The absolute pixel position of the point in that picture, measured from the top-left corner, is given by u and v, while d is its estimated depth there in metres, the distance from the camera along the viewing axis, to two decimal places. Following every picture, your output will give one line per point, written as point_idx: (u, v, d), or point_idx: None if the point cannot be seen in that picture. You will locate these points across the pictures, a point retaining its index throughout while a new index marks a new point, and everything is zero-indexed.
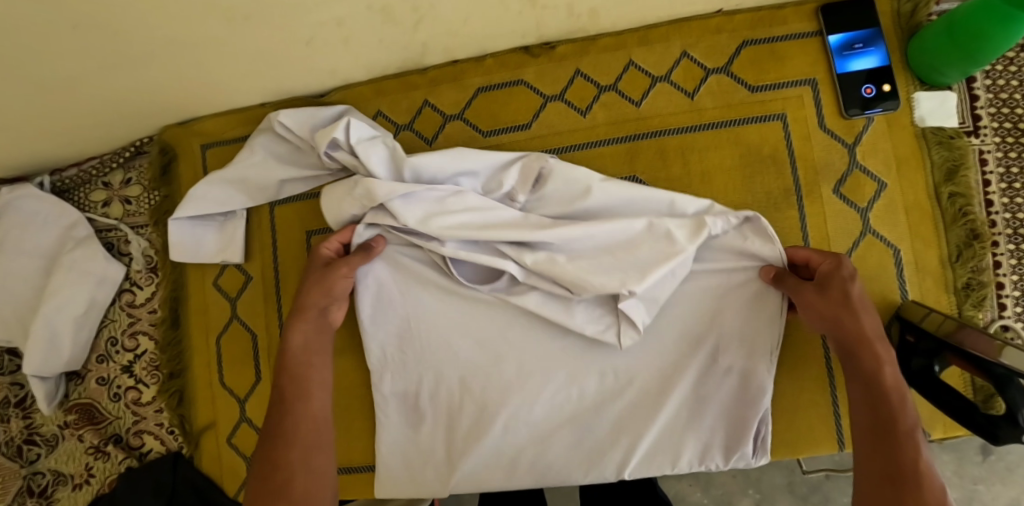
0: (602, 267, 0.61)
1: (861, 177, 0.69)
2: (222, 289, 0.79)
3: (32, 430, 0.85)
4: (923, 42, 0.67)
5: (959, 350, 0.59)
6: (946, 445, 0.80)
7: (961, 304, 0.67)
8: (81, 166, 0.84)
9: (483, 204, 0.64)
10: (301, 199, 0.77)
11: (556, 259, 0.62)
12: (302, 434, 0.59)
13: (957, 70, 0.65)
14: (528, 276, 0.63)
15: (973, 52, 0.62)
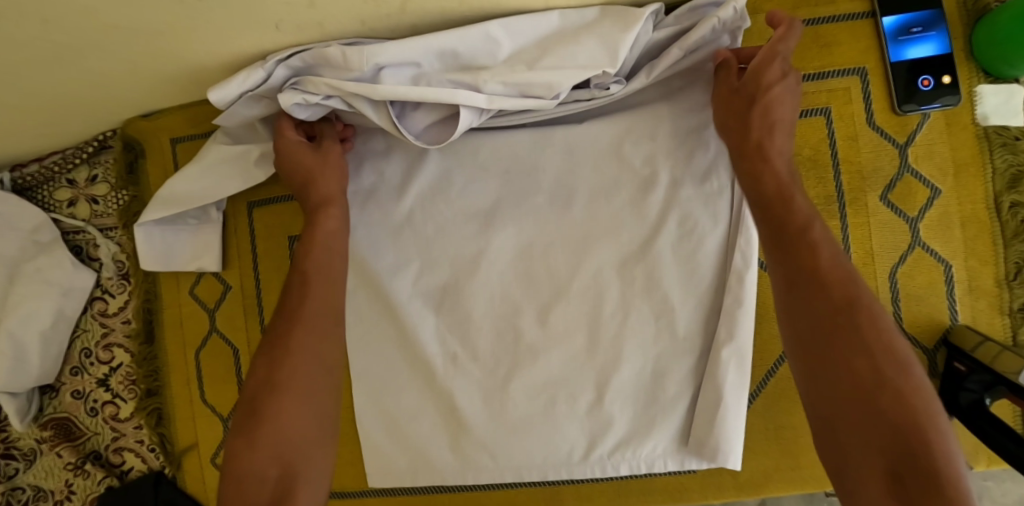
0: (564, 49, 0.58)
1: (913, 183, 0.60)
2: (199, 300, 0.72)
3: (9, 444, 0.80)
4: (994, 25, 0.57)
5: (1013, 383, 0.53)
6: None
7: (1016, 329, 0.60)
8: (41, 162, 0.76)
9: (414, 72, 0.58)
10: (282, 202, 0.70)
11: (518, 67, 0.58)
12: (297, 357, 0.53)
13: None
14: (493, 101, 0.58)
15: None
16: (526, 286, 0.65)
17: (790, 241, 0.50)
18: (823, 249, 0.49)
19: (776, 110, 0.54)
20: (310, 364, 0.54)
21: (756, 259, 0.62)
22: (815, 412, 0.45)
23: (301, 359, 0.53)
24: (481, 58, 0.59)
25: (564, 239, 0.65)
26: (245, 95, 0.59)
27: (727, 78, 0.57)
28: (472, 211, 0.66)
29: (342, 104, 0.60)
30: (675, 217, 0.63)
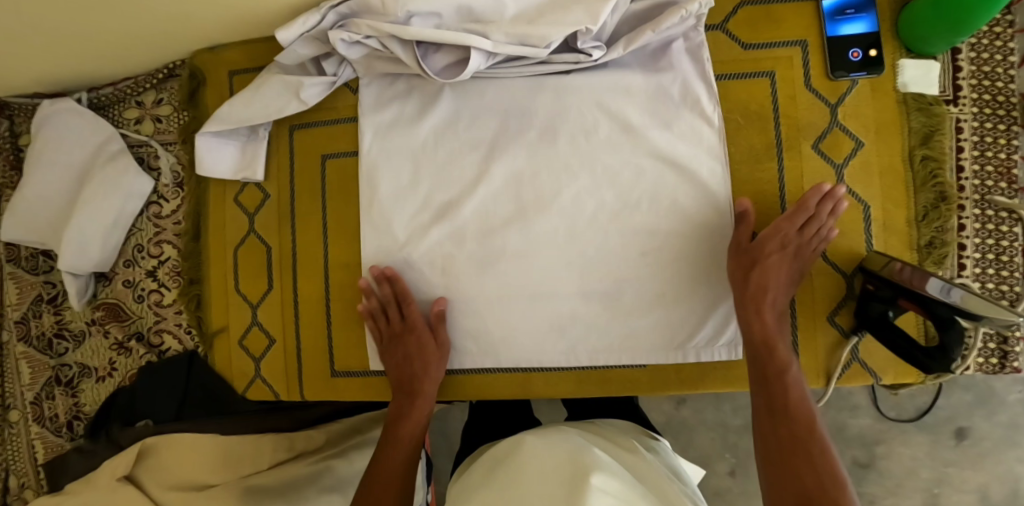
0: (556, 11, 0.70)
1: (841, 135, 0.73)
2: (241, 205, 0.86)
3: (62, 326, 0.94)
4: (913, 12, 0.70)
5: (912, 293, 0.64)
6: (921, 426, 1.03)
7: (922, 261, 0.72)
8: (116, 85, 0.91)
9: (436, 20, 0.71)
10: (319, 125, 0.83)
11: (519, 22, 0.71)
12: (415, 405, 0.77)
13: (943, 39, 0.69)
14: (498, 47, 0.71)
15: (959, 21, 0.65)
16: (515, 207, 0.77)
17: (763, 348, 0.68)
18: (779, 349, 0.68)
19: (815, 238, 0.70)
20: (417, 419, 0.77)
21: (714, 185, 0.74)
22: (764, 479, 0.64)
23: (419, 407, 0.77)
24: (489, 13, 0.71)
25: (550, 167, 0.77)
26: (303, 36, 0.73)
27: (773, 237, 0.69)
28: (475, 141, 0.79)
29: (379, 45, 0.73)
30: (647, 147, 0.75)
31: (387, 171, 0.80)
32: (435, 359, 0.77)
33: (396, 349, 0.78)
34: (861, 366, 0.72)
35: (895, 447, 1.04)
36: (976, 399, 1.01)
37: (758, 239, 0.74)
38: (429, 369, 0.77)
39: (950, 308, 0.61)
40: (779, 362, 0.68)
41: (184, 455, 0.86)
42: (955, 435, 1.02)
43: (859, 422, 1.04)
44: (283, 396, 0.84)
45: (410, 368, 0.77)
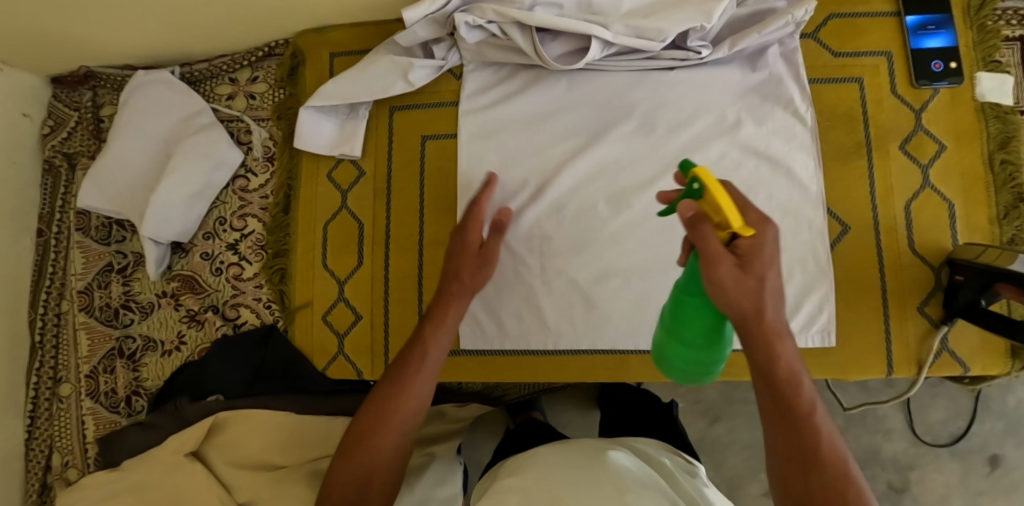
0: (671, 9, 0.74)
1: (925, 139, 0.77)
2: (334, 182, 0.87)
3: (130, 297, 0.92)
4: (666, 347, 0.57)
5: (1004, 273, 0.65)
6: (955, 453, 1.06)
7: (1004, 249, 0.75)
8: (211, 61, 0.93)
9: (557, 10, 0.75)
10: (422, 108, 0.86)
11: (636, 17, 0.75)
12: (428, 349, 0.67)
13: (699, 368, 0.56)
14: (617, 38, 0.75)
15: (688, 342, 0.54)
16: (610, 194, 0.80)
17: (755, 326, 0.51)
18: (803, 386, 0.53)
19: (753, 280, 0.49)
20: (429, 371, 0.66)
21: (806, 179, 0.78)
22: (774, 470, 0.54)
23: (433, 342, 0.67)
24: (607, 6, 0.75)
25: (648, 156, 0.80)
26: (426, 19, 0.77)
27: (727, 265, 0.47)
28: (573, 130, 0.82)
29: (498, 32, 0.77)
30: (742, 141, 0.79)
31: (488, 153, 0.83)
32: (453, 311, 0.69)
33: (483, 253, 0.72)
34: (950, 356, 0.75)
35: (929, 473, 1.07)
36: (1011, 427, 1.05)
37: (850, 231, 0.77)
38: (443, 319, 0.69)
39: None
40: (809, 400, 0.53)
41: (254, 431, 0.83)
42: (989, 464, 1.04)
43: (893, 445, 1.07)
44: (365, 373, 0.83)
45: (443, 314, 0.69)
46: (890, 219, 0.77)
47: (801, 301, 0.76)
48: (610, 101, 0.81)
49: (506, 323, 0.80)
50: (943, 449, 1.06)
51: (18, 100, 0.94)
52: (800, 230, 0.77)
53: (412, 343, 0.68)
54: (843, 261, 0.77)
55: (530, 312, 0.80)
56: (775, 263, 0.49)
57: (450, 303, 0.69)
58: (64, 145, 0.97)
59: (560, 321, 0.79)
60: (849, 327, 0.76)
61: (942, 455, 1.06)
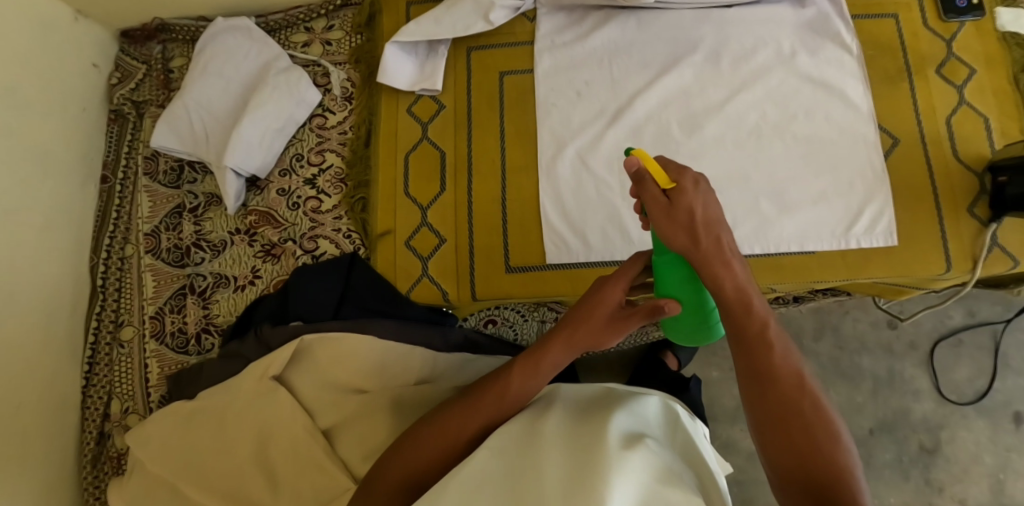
0: None
1: (957, 64, 0.86)
2: (415, 116, 0.90)
3: (201, 236, 0.92)
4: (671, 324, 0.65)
5: None
6: (981, 411, 1.25)
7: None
8: (288, 12, 0.97)
9: None
10: (499, 47, 0.91)
11: None
12: (533, 378, 0.65)
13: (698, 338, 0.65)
14: None
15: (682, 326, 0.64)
16: (682, 118, 0.85)
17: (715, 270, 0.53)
18: (757, 306, 0.54)
19: (705, 232, 0.53)
20: (522, 391, 0.65)
21: (859, 100, 0.85)
22: (753, 419, 0.55)
23: (535, 380, 0.65)
24: None
25: (715, 83, 0.86)
26: None
27: (656, 206, 0.52)
28: (643, 62, 0.87)
29: None
30: (799, 68, 0.86)
31: (564, 84, 0.88)
32: (611, 336, 0.62)
33: (602, 338, 0.62)
34: (1001, 251, 0.82)
35: (958, 432, 1.25)
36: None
37: (899, 143, 0.84)
38: (578, 347, 0.64)
39: None
40: (760, 323, 0.54)
41: (338, 356, 0.82)
42: (1014, 420, 1.24)
43: (923, 406, 1.26)
44: (451, 294, 0.84)
45: (587, 340, 0.63)
46: (936, 131, 0.84)
47: (864, 206, 0.82)
48: (675, 35, 0.88)
49: (590, 238, 0.82)
50: (969, 408, 1.25)
51: (88, 50, 0.96)
52: (857, 144, 0.83)
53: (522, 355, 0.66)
54: (899, 170, 0.83)
55: (613, 228, 0.82)
56: (706, 207, 0.52)
57: (595, 307, 0.61)
58: (133, 93, 0.99)
59: (646, 237, 0.81)
60: (911, 231, 0.82)
61: (967, 412, 1.25)
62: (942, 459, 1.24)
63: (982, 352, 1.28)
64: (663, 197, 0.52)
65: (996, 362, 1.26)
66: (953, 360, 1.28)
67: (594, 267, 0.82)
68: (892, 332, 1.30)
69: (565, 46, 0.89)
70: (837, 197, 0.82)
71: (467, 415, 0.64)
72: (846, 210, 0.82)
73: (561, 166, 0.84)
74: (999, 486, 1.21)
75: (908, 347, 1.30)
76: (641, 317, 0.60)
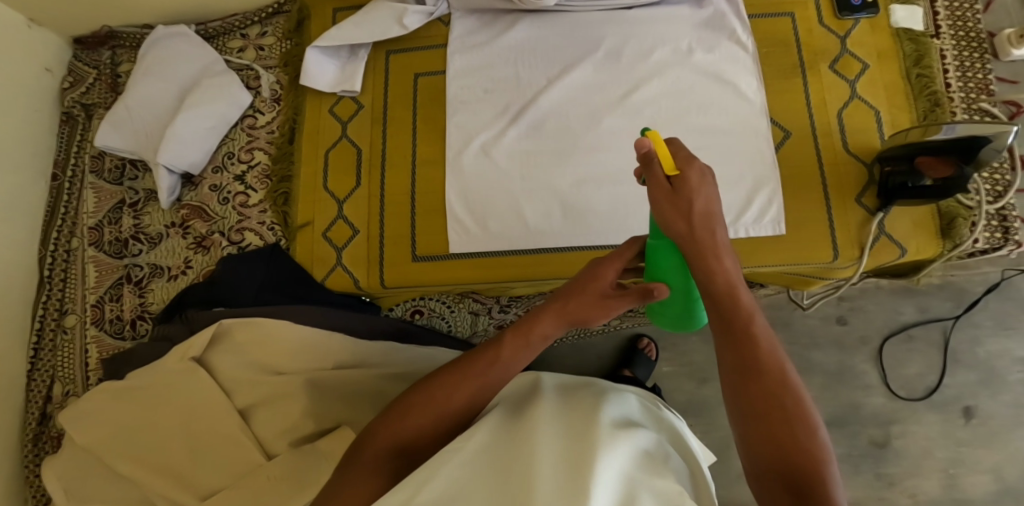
0: None
1: (850, 59, 0.90)
2: (336, 115, 0.96)
3: (139, 229, 0.98)
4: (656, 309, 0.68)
5: (929, 143, 0.76)
6: (932, 406, 1.26)
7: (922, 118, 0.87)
8: (225, 19, 1.04)
9: None
10: (415, 50, 0.96)
11: None
12: (525, 348, 0.63)
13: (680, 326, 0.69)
14: None
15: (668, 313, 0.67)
16: (585, 113, 0.89)
17: (705, 258, 0.54)
18: (745, 299, 0.54)
19: (700, 219, 0.54)
20: (514, 361, 0.63)
21: (753, 94, 0.88)
22: (736, 414, 0.53)
23: (527, 351, 0.63)
24: None
25: (618, 79, 0.90)
26: None
27: (658, 190, 0.55)
28: (550, 61, 0.92)
29: None
30: (696, 65, 0.90)
31: (475, 83, 0.92)
32: (602, 311, 0.62)
33: (589, 315, 0.63)
34: (888, 239, 0.84)
35: (909, 427, 1.25)
36: (981, 379, 1.26)
37: (791, 136, 0.87)
38: (571, 321, 0.63)
39: (960, 144, 0.74)
40: (746, 314, 0.54)
41: (256, 339, 0.87)
42: (964, 415, 1.25)
43: (873, 401, 1.27)
44: (362, 282, 0.89)
45: (580, 311, 0.63)
46: (827, 124, 0.87)
47: (754, 195, 0.85)
48: (579, 35, 0.92)
49: (493, 229, 0.87)
50: (919, 403, 1.26)
51: (41, 56, 1.03)
52: (749, 137, 0.87)
53: (515, 324, 0.64)
54: (790, 162, 0.86)
55: (516, 219, 0.87)
56: (706, 196, 0.53)
57: (592, 282, 0.62)
58: (83, 96, 1.05)
59: (542, 226, 0.86)
60: (802, 221, 0.85)
61: (918, 407, 1.26)
62: (892, 452, 1.24)
63: (933, 348, 1.28)
64: (667, 182, 0.54)
65: (945, 357, 1.27)
66: (903, 356, 1.28)
67: (495, 255, 0.87)
68: (842, 327, 1.31)
69: (477, 47, 0.94)
70: (730, 187, 0.85)
71: (459, 386, 0.61)
72: (739, 199, 0.85)
73: (468, 160, 0.89)
74: (951, 480, 1.22)
75: (859, 342, 1.30)
76: (630, 299, 0.62)
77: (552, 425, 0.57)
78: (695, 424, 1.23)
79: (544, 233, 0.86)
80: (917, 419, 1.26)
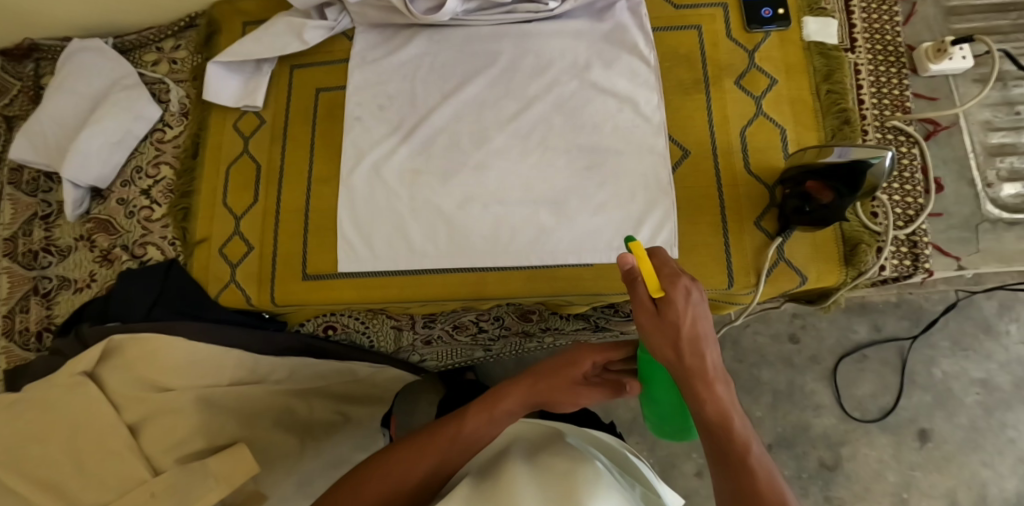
0: None
1: (758, 74, 0.86)
2: (239, 130, 0.95)
3: (50, 242, 0.99)
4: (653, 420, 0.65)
5: (816, 166, 0.72)
6: (884, 429, 1.17)
7: (833, 137, 0.83)
8: (141, 33, 1.04)
9: None
10: (318, 65, 0.95)
11: None
12: (485, 423, 0.65)
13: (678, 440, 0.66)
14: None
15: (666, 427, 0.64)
16: (478, 128, 0.87)
17: (692, 384, 0.47)
18: (741, 431, 0.47)
19: (689, 343, 0.47)
20: (478, 435, 0.65)
21: (652, 109, 0.85)
22: None
23: (488, 426, 0.65)
24: None
25: (514, 94, 0.88)
26: None
27: (643, 311, 0.49)
28: (447, 75, 0.90)
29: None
30: (593, 80, 0.87)
31: (371, 96, 0.91)
32: (571, 398, 0.65)
33: (558, 399, 0.65)
34: (786, 265, 0.80)
35: (860, 449, 1.17)
36: (936, 401, 1.17)
37: (689, 155, 0.84)
38: (540, 403, 0.66)
39: (842, 166, 0.70)
40: (741, 446, 0.46)
41: (145, 354, 0.87)
42: (919, 438, 1.16)
43: (823, 421, 1.18)
44: (253, 299, 0.89)
45: (548, 393, 0.65)
46: (728, 142, 0.84)
47: (645, 211, 0.81)
48: (477, 48, 0.90)
49: (383, 244, 0.85)
50: (871, 425, 1.17)
51: None
52: (646, 155, 0.83)
53: (480, 397, 0.66)
54: (686, 181, 0.83)
55: (404, 234, 0.85)
56: (692, 319, 0.47)
57: (565, 368, 0.64)
58: (5, 109, 1.07)
59: (428, 245, 0.84)
60: (697, 242, 0.81)
61: (870, 430, 1.17)
62: (842, 476, 1.16)
63: (888, 368, 1.19)
64: (649, 302, 0.49)
65: (901, 378, 1.18)
66: (856, 376, 1.20)
67: (383, 273, 0.86)
68: (793, 346, 1.22)
69: (375, 60, 0.92)
70: (624, 205, 0.82)
71: (417, 457, 0.63)
72: (631, 219, 0.81)
73: (358, 176, 0.87)
74: None
75: (809, 361, 1.21)
76: (595, 395, 0.65)
77: (527, 486, 0.53)
78: (638, 442, 1.18)
79: (432, 247, 0.84)
80: (870, 441, 1.17)
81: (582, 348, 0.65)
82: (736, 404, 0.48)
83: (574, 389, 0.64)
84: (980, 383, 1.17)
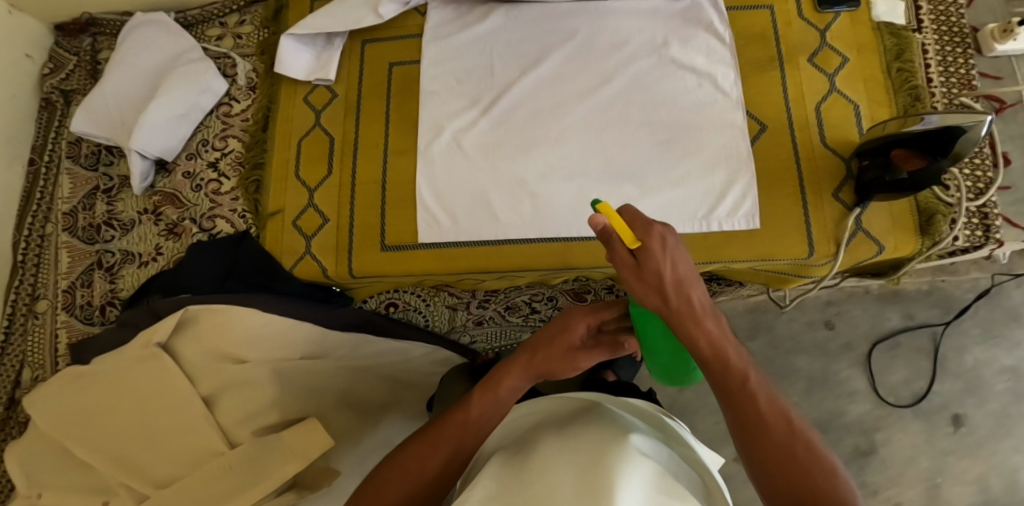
0: None
1: (830, 52, 0.88)
2: (310, 104, 0.95)
3: (112, 216, 0.98)
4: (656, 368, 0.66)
5: (903, 135, 0.74)
6: (916, 414, 1.18)
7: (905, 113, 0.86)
8: (204, 8, 1.04)
9: None
10: (389, 40, 0.95)
11: None
12: (495, 405, 0.59)
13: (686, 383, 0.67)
14: None
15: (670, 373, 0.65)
16: (553, 102, 0.88)
17: (685, 328, 0.49)
18: (736, 359, 0.50)
19: (676, 292, 0.48)
20: (487, 418, 0.59)
21: (729, 85, 0.87)
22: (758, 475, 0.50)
23: (497, 408, 0.60)
24: None
25: (590, 69, 0.89)
26: None
27: (623, 269, 0.49)
28: (521, 50, 0.91)
29: None
30: (669, 56, 0.88)
31: (446, 72, 0.91)
32: (571, 364, 0.61)
33: (558, 368, 0.61)
34: (865, 236, 0.82)
35: (893, 435, 1.18)
36: (968, 388, 1.18)
37: (766, 129, 0.86)
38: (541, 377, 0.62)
39: (929, 134, 0.72)
40: (739, 375, 0.50)
41: (218, 325, 0.86)
42: (952, 423, 1.17)
43: (856, 406, 1.19)
44: (330, 270, 0.89)
45: (547, 364, 0.61)
46: (804, 117, 0.86)
47: (726, 184, 0.83)
48: (553, 25, 0.91)
49: (462, 217, 0.86)
50: (904, 411, 1.18)
51: (20, 41, 1.02)
52: (723, 129, 0.85)
53: (483, 380, 0.61)
54: (765, 155, 0.85)
55: (481, 207, 0.86)
56: (673, 268, 0.48)
57: (560, 334, 0.61)
58: (62, 82, 1.06)
59: (511, 217, 0.85)
60: (778, 214, 0.83)
61: (903, 415, 1.18)
62: (877, 460, 1.17)
63: (921, 354, 1.20)
64: (630, 259, 0.49)
65: (934, 364, 1.19)
66: (887, 363, 1.21)
67: (462, 244, 0.86)
68: (828, 332, 1.23)
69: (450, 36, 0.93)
70: (702, 178, 0.84)
71: (429, 452, 0.58)
72: (712, 191, 0.83)
73: (437, 150, 0.88)
74: (935, 491, 1.14)
75: (843, 348, 1.22)
76: (595, 357, 0.62)
77: (559, 460, 0.48)
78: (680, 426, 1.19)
79: (506, 221, 0.85)
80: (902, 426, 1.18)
81: (574, 312, 0.62)
82: (727, 334, 0.50)
83: (576, 354, 0.61)
84: (1011, 370, 1.17)
